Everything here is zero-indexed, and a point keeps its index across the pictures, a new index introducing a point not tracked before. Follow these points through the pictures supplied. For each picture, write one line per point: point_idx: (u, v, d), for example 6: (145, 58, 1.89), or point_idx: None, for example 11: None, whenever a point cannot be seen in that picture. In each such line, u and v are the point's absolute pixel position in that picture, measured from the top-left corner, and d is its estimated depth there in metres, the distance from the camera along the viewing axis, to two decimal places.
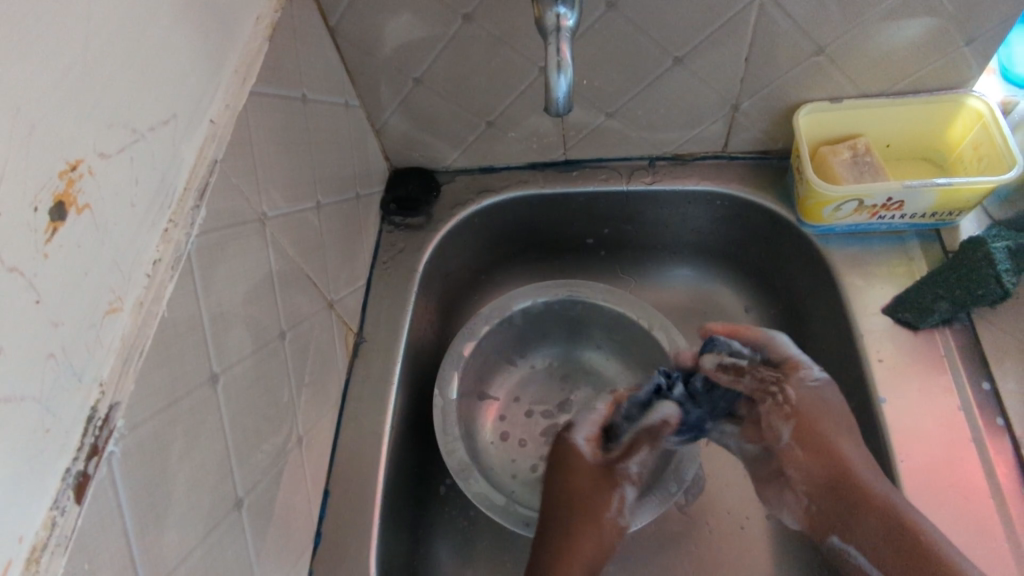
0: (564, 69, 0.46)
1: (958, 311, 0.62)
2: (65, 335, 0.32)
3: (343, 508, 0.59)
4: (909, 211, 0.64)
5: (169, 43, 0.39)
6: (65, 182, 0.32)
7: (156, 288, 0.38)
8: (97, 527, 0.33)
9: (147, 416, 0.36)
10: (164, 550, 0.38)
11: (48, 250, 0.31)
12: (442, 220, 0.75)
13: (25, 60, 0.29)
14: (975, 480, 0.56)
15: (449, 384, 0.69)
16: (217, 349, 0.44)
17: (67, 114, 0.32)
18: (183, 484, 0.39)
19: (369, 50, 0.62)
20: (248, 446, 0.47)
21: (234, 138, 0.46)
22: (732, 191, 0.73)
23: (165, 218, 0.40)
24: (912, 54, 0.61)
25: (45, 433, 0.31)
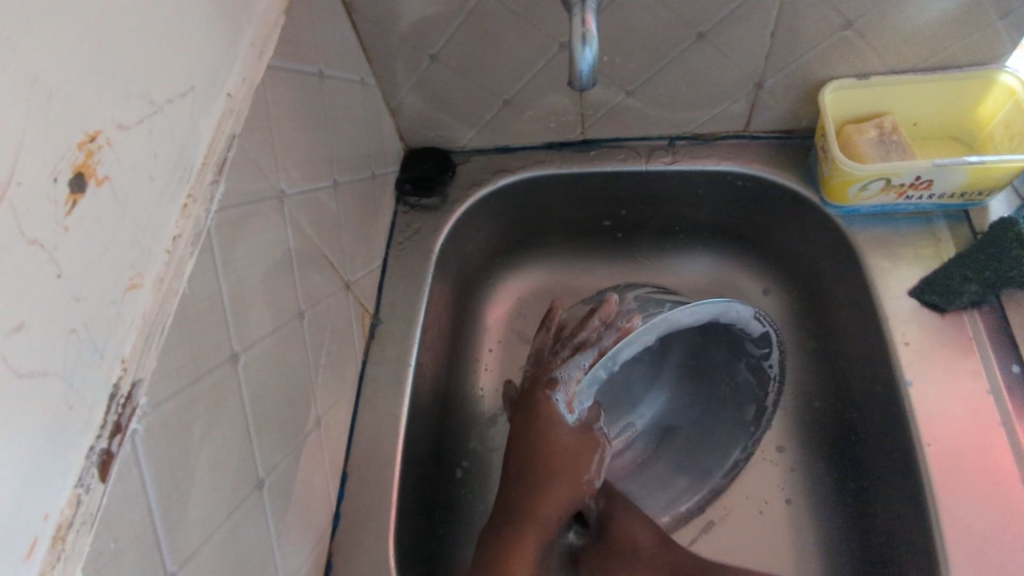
0: (589, 40, 0.45)
1: (987, 294, 0.61)
2: (87, 311, 0.31)
3: (362, 489, 0.59)
4: (937, 191, 0.63)
5: (185, 13, 0.38)
6: (84, 153, 0.31)
7: (176, 266, 0.37)
8: (121, 505, 0.32)
9: (170, 394, 0.36)
10: (189, 529, 0.37)
11: (69, 223, 0.30)
12: (458, 201, 0.74)
13: (42, 25, 0.28)
14: (1003, 464, 0.55)
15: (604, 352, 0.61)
16: (238, 328, 0.43)
17: (85, 83, 0.31)
18: (206, 463, 0.39)
19: (385, 26, 0.61)
20: (268, 426, 0.46)
21: (251, 113, 0.45)
22: (753, 172, 0.71)
23: (183, 194, 0.39)
24: (944, 28, 0.59)
25: (68, 409, 0.30)
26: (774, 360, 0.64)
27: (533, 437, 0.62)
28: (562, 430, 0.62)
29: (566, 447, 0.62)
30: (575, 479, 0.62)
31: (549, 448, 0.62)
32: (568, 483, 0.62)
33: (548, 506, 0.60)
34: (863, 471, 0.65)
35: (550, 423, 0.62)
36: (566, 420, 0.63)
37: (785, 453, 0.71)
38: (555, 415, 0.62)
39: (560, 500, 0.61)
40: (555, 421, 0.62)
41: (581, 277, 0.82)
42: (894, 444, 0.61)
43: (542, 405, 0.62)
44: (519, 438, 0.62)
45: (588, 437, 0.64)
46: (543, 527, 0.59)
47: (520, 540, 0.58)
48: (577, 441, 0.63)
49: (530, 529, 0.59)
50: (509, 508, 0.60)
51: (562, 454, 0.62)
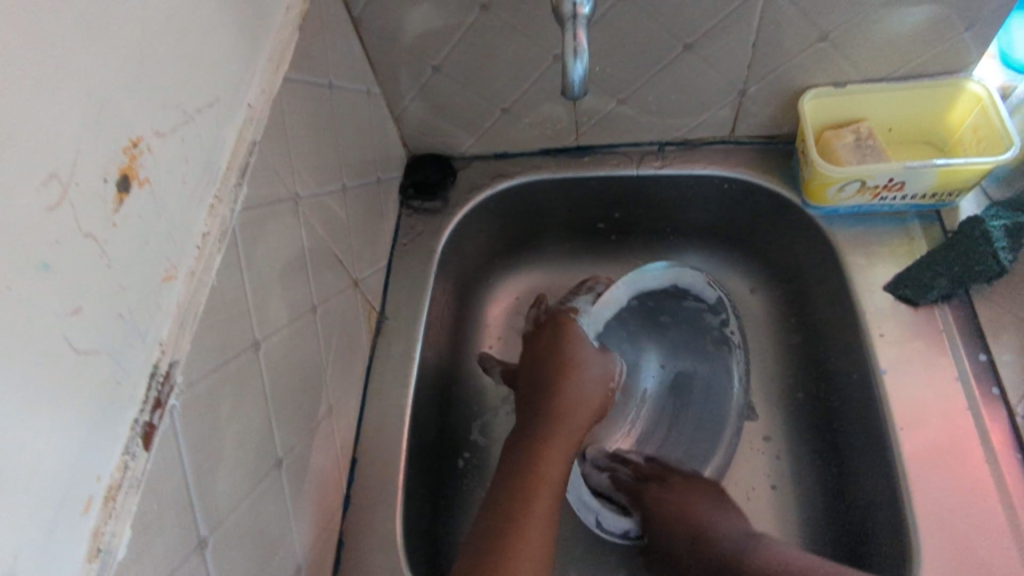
0: (580, 54, 0.49)
1: (957, 288, 0.64)
2: (131, 298, 0.35)
3: (370, 475, 0.62)
4: (909, 192, 0.67)
5: (212, 31, 0.42)
6: (128, 157, 0.35)
7: (206, 259, 0.41)
8: (161, 473, 0.36)
9: (202, 374, 0.40)
10: (217, 499, 0.41)
11: (116, 219, 0.34)
12: (459, 204, 0.78)
13: (94, 45, 0.32)
14: (971, 446, 0.59)
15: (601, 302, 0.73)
16: (259, 319, 0.47)
17: (129, 95, 0.35)
18: (232, 440, 0.42)
19: (390, 39, 0.65)
20: (285, 410, 0.50)
21: (269, 121, 0.49)
22: (739, 175, 0.75)
23: (211, 195, 0.43)
24: (913, 40, 0.63)
25: (116, 385, 0.34)
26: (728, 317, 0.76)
27: (557, 351, 0.65)
28: (584, 343, 0.66)
29: (590, 363, 0.64)
30: (598, 394, 0.64)
31: (574, 364, 0.64)
32: (596, 399, 0.64)
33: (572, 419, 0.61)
34: (843, 457, 0.69)
35: (575, 337, 0.66)
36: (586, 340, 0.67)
37: (771, 442, 0.75)
38: (577, 329, 0.67)
39: (585, 413, 0.62)
40: (576, 333, 0.67)
41: (576, 276, 0.86)
42: (871, 429, 0.64)
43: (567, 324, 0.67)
44: (546, 354, 0.66)
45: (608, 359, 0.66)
46: (569, 440, 0.60)
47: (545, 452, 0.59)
48: (599, 358, 0.65)
49: (556, 443, 0.59)
50: (535, 425, 0.61)
51: (586, 368, 0.64)
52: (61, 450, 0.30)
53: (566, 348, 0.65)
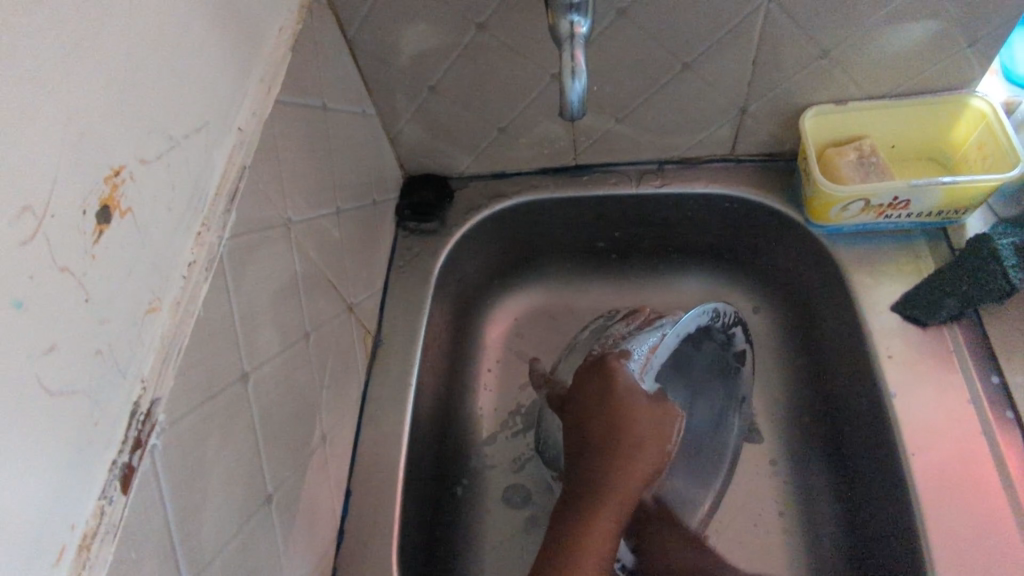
0: (578, 74, 0.48)
1: (966, 308, 0.63)
2: (111, 333, 0.33)
3: (365, 506, 0.60)
4: (915, 210, 0.66)
5: (200, 55, 0.41)
6: (109, 187, 0.33)
7: (191, 289, 0.39)
8: (142, 517, 0.34)
9: (186, 411, 0.38)
10: (202, 540, 0.39)
11: (95, 251, 0.32)
12: (456, 225, 0.77)
13: (73, 73, 0.31)
14: (987, 474, 0.57)
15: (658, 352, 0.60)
16: (249, 349, 0.45)
17: (111, 122, 0.34)
18: (218, 478, 0.41)
19: (385, 59, 0.64)
20: (275, 443, 0.48)
21: (260, 145, 0.48)
22: (740, 194, 0.74)
23: (198, 222, 0.41)
24: (916, 56, 0.62)
25: (94, 425, 0.32)
26: (743, 346, 0.70)
27: (607, 409, 0.56)
28: (636, 399, 0.56)
29: (643, 420, 0.56)
30: (653, 456, 0.56)
31: (622, 421, 0.56)
32: (653, 457, 0.56)
33: (623, 488, 0.55)
34: (852, 481, 0.67)
35: (626, 392, 0.56)
36: (640, 390, 0.57)
37: (778, 467, 0.73)
38: (629, 385, 0.57)
39: (637, 477, 0.55)
40: (629, 387, 0.57)
41: (576, 296, 0.84)
42: (880, 454, 0.63)
43: (614, 375, 0.57)
44: (595, 411, 0.57)
45: (666, 407, 0.57)
46: (622, 504, 0.55)
47: (596, 518, 0.54)
48: (656, 410, 0.57)
49: (606, 511, 0.54)
50: (584, 482, 0.56)
51: (639, 429, 0.56)
52: (33, 499, 0.29)
53: (616, 404, 0.56)
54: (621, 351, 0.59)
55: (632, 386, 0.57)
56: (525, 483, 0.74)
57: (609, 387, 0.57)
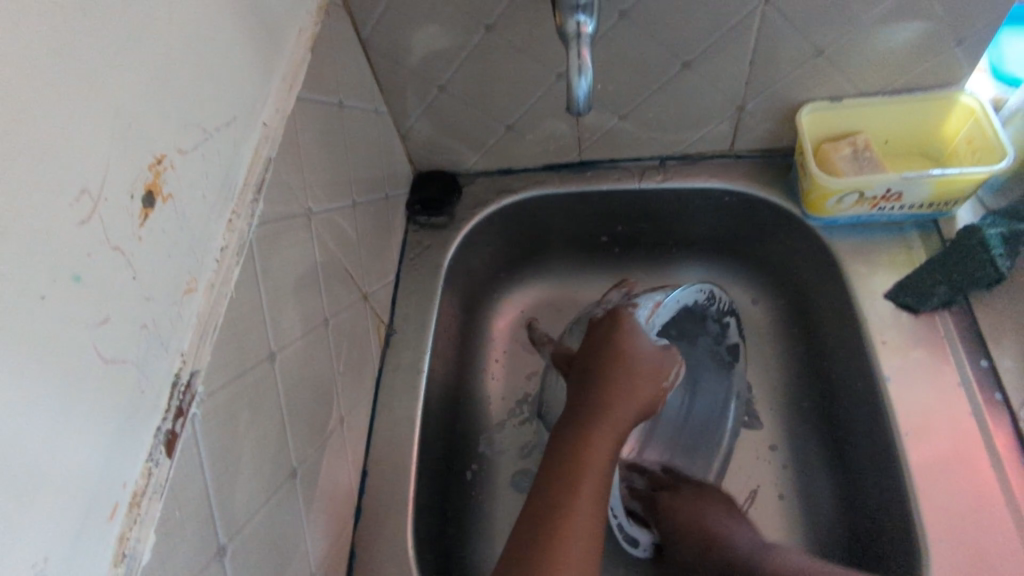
0: (583, 71, 0.51)
1: (957, 295, 0.66)
2: (155, 309, 0.36)
3: (381, 486, 0.63)
4: (907, 201, 0.68)
5: (230, 53, 0.44)
6: (153, 173, 0.36)
7: (224, 272, 0.42)
8: (184, 481, 0.37)
9: (221, 385, 0.41)
10: (235, 508, 0.42)
11: (141, 233, 0.35)
12: (464, 220, 0.79)
13: (121, 68, 0.34)
14: (977, 452, 0.60)
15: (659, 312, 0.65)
16: (275, 331, 0.48)
17: (154, 114, 0.36)
18: (249, 450, 0.43)
19: (397, 59, 0.67)
20: (299, 421, 0.51)
21: (283, 139, 0.51)
22: (738, 188, 0.77)
23: (228, 210, 0.44)
24: (906, 54, 0.65)
25: (141, 394, 0.35)
26: (734, 339, 0.77)
27: (611, 346, 0.60)
28: (640, 338, 0.60)
29: (644, 355, 0.59)
30: (652, 387, 0.58)
31: (625, 355, 0.59)
32: (652, 388, 0.58)
33: (620, 411, 0.56)
34: (848, 464, 0.69)
35: (630, 332, 0.60)
36: (644, 333, 0.61)
37: (777, 451, 0.75)
38: (633, 327, 0.61)
39: (634, 403, 0.57)
40: (633, 329, 0.61)
41: (580, 290, 0.87)
42: (876, 436, 0.65)
43: (620, 318, 0.62)
44: (598, 348, 0.60)
45: (667, 352, 0.61)
46: (620, 427, 0.56)
47: (593, 438, 0.54)
48: (658, 353, 0.60)
49: (606, 430, 0.55)
50: (584, 407, 0.57)
51: (642, 362, 0.59)
52: (88, 457, 0.31)
53: (619, 340, 0.60)
54: (630, 303, 0.65)
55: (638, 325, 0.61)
56: (532, 469, 0.77)
57: (614, 326, 0.61)
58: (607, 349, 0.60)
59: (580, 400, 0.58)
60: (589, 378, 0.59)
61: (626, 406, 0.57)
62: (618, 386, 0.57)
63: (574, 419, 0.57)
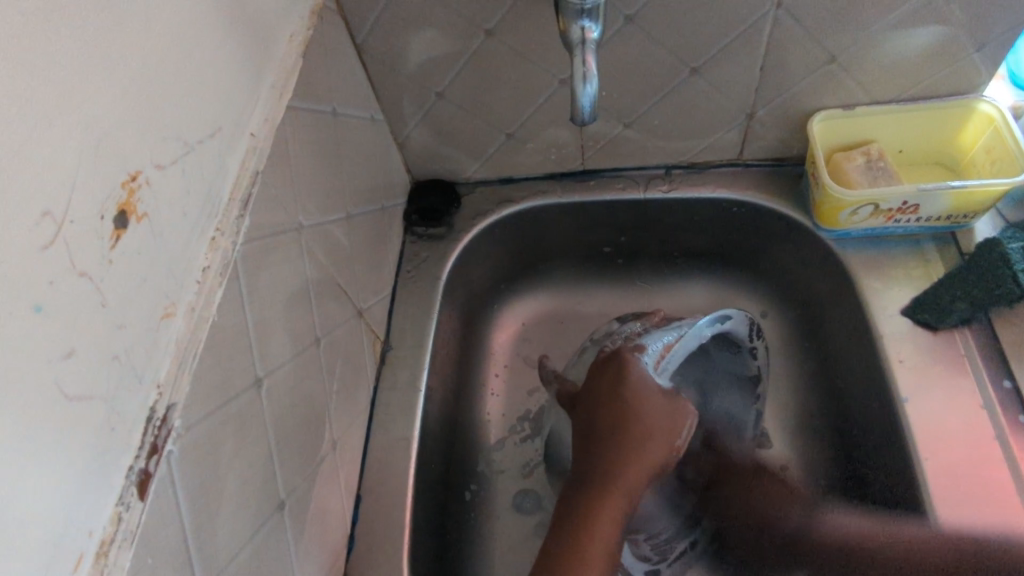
0: (588, 78, 0.49)
1: (976, 312, 0.63)
2: (128, 338, 0.33)
3: (375, 512, 0.60)
4: (924, 214, 0.66)
5: (214, 60, 0.41)
6: (126, 192, 0.33)
7: (206, 295, 0.39)
8: (158, 523, 0.34)
9: (202, 416, 0.38)
10: (216, 547, 0.39)
11: (113, 256, 0.32)
12: (463, 231, 0.77)
13: (92, 79, 0.31)
14: (1001, 478, 0.57)
15: (670, 358, 0.62)
16: (262, 355, 0.45)
17: (129, 128, 0.34)
18: (232, 483, 0.41)
19: (394, 65, 0.64)
20: (288, 448, 0.48)
21: (273, 150, 0.48)
22: (748, 199, 0.74)
23: (212, 227, 0.41)
24: (924, 61, 0.63)
25: (111, 431, 0.32)
26: (755, 342, 0.68)
27: (617, 401, 0.57)
28: (647, 389, 0.57)
29: (653, 413, 0.56)
30: (660, 449, 0.55)
31: (631, 410, 0.56)
32: (661, 449, 0.55)
33: (627, 481, 0.54)
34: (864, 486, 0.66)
35: (638, 382, 0.57)
36: (652, 383, 0.58)
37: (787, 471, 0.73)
38: (642, 374, 0.58)
39: (645, 467, 0.55)
40: (640, 382, 0.57)
41: (583, 301, 0.84)
42: (893, 459, 0.63)
43: (628, 365, 0.58)
44: (602, 401, 0.58)
45: (677, 402, 0.57)
46: (627, 497, 0.54)
47: (601, 512, 0.53)
48: (666, 406, 0.57)
49: (609, 508, 0.53)
50: (587, 472, 0.55)
51: (649, 419, 0.56)
52: (49, 506, 0.28)
53: (623, 394, 0.57)
54: (636, 346, 0.61)
55: (644, 374, 0.58)
56: (534, 489, 0.74)
57: (618, 377, 0.58)
58: (611, 403, 0.57)
59: (585, 463, 0.56)
60: (594, 434, 0.57)
61: (632, 476, 0.54)
62: (622, 450, 0.55)
63: (579, 486, 0.55)
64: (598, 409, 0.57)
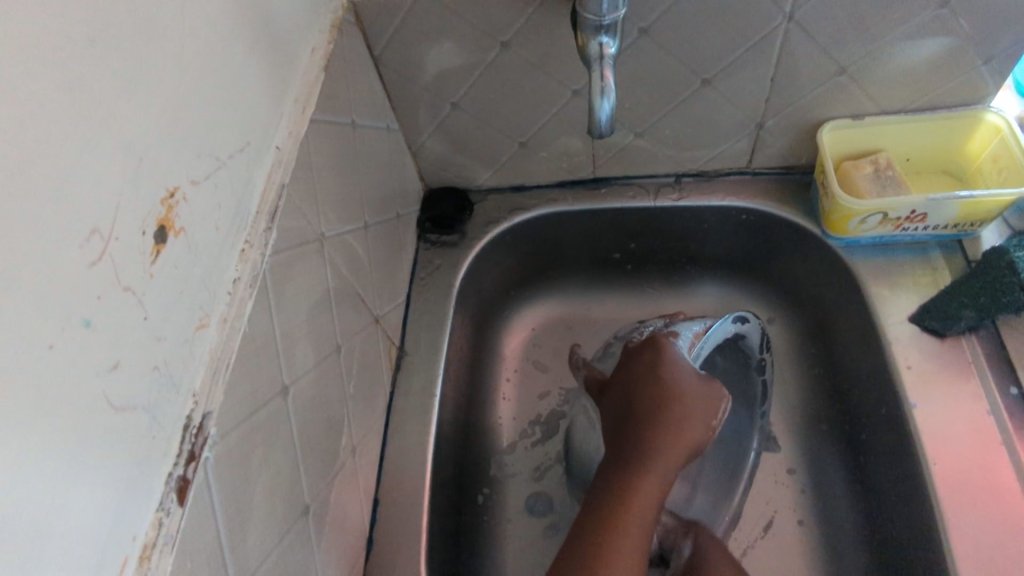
0: (607, 93, 0.50)
1: (983, 319, 0.64)
2: (166, 349, 0.34)
3: (393, 515, 0.61)
4: (932, 223, 0.67)
5: (243, 77, 0.42)
6: (166, 208, 0.35)
7: (237, 306, 0.41)
8: (197, 528, 0.35)
9: (234, 425, 0.39)
10: (247, 551, 0.40)
11: (153, 270, 0.34)
12: (476, 237, 0.78)
13: (134, 102, 0.32)
14: (1008, 483, 0.58)
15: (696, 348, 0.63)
16: (288, 363, 0.46)
17: (167, 146, 0.35)
18: (260, 490, 0.42)
19: (410, 77, 0.65)
20: (312, 454, 0.49)
21: (298, 163, 0.49)
22: (757, 207, 0.75)
23: (241, 240, 0.42)
24: (931, 72, 0.64)
25: (152, 439, 0.33)
26: (763, 356, 0.73)
27: (653, 382, 0.57)
28: (683, 370, 0.58)
29: (689, 392, 0.57)
30: (698, 427, 0.55)
31: (668, 389, 0.57)
32: (698, 427, 0.55)
33: (663, 459, 0.54)
34: (873, 492, 0.67)
35: (672, 366, 0.58)
36: (686, 365, 0.59)
37: (795, 476, 0.74)
38: (675, 358, 0.59)
39: (684, 444, 0.55)
40: (676, 364, 0.58)
41: (593, 307, 0.85)
42: (901, 465, 0.64)
43: (662, 350, 0.59)
44: (639, 383, 0.58)
45: (712, 383, 0.58)
46: (663, 474, 0.54)
47: (636, 488, 0.53)
48: (703, 387, 0.57)
49: (645, 484, 0.53)
50: (622, 453, 0.55)
51: (686, 397, 0.56)
52: (96, 513, 0.30)
53: (660, 375, 0.58)
54: (669, 332, 0.63)
55: (677, 355, 0.59)
56: (545, 493, 0.75)
57: (654, 360, 0.59)
58: (646, 383, 0.58)
59: (620, 443, 0.56)
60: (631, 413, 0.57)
61: (668, 453, 0.54)
62: (660, 429, 0.55)
63: (616, 465, 0.55)
64: (634, 390, 0.58)
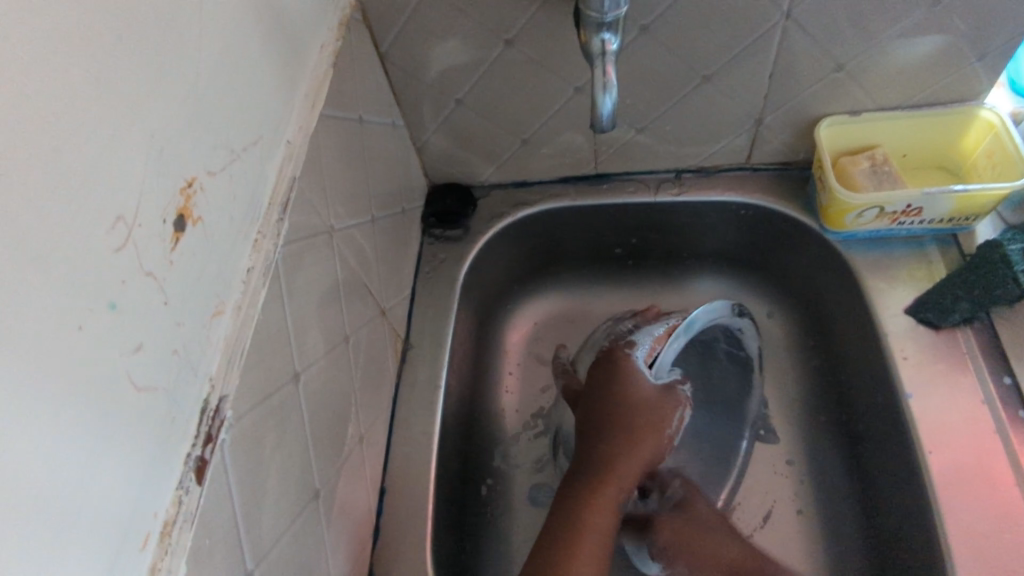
0: (609, 89, 0.51)
1: (978, 311, 0.65)
2: (185, 334, 0.36)
3: (399, 503, 0.63)
4: (927, 217, 0.68)
5: (256, 72, 0.44)
6: (184, 197, 0.36)
7: (251, 294, 0.42)
8: (214, 507, 0.37)
9: (249, 408, 0.40)
10: (261, 531, 0.41)
11: (173, 257, 0.35)
12: (479, 232, 0.79)
13: (155, 95, 0.33)
14: (1002, 470, 0.60)
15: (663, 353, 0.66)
16: (299, 351, 0.48)
17: (185, 138, 0.36)
18: (273, 473, 0.43)
19: (416, 73, 0.67)
20: (322, 440, 0.50)
21: (308, 156, 0.50)
22: (756, 202, 0.77)
23: (254, 230, 0.44)
24: (927, 69, 0.65)
25: (172, 420, 0.35)
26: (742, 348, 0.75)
27: (612, 396, 0.63)
28: (640, 383, 0.63)
29: (645, 404, 0.62)
30: (651, 436, 0.62)
31: (626, 403, 0.62)
32: (652, 436, 0.62)
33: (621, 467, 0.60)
34: (870, 481, 0.68)
35: (630, 379, 0.63)
36: (643, 378, 0.64)
37: (794, 466, 0.75)
38: (634, 371, 0.64)
39: (638, 457, 0.61)
40: (635, 375, 0.64)
41: (594, 301, 0.86)
42: (898, 454, 0.65)
43: (622, 364, 0.64)
44: (600, 396, 0.64)
45: (666, 394, 0.64)
46: (621, 482, 0.59)
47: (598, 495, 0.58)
48: (658, 399, 0.63)
49: (605, 492, 0.59)
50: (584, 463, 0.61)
51: (642, 409, 0.62)
52: (120, 489, 0.31)
53: (619, 389, 0.63)
54: (629, 342, 0.67)
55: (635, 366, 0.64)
56: (548, 483, 0.76)
57: (614, 373, 0.64)
58: (605, 398, 0.63)
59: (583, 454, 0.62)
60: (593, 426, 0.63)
61: (625, 461, 0.60)
62: (618, 441, 0.61)
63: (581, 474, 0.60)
64: (595, 405, 0.64)
